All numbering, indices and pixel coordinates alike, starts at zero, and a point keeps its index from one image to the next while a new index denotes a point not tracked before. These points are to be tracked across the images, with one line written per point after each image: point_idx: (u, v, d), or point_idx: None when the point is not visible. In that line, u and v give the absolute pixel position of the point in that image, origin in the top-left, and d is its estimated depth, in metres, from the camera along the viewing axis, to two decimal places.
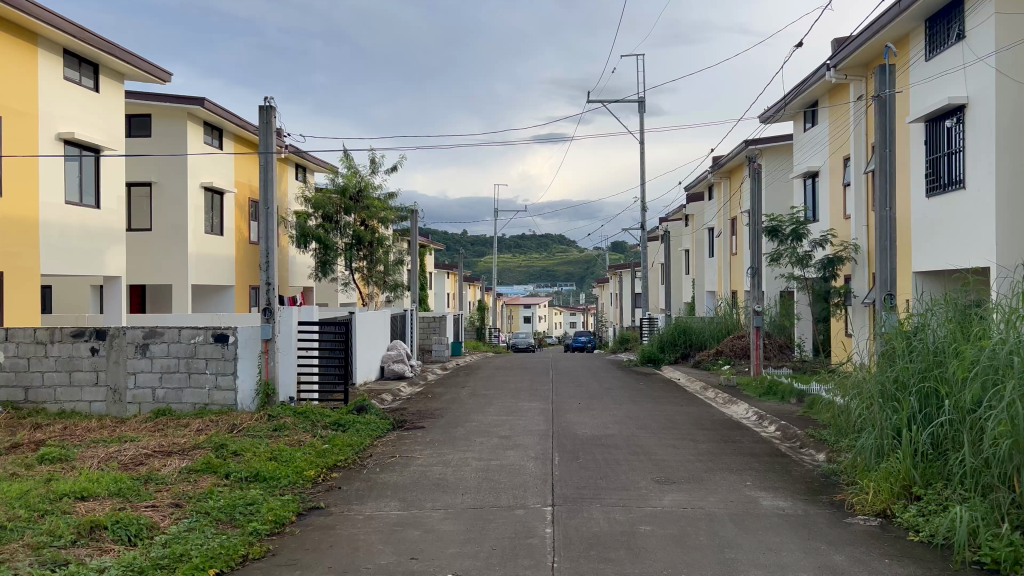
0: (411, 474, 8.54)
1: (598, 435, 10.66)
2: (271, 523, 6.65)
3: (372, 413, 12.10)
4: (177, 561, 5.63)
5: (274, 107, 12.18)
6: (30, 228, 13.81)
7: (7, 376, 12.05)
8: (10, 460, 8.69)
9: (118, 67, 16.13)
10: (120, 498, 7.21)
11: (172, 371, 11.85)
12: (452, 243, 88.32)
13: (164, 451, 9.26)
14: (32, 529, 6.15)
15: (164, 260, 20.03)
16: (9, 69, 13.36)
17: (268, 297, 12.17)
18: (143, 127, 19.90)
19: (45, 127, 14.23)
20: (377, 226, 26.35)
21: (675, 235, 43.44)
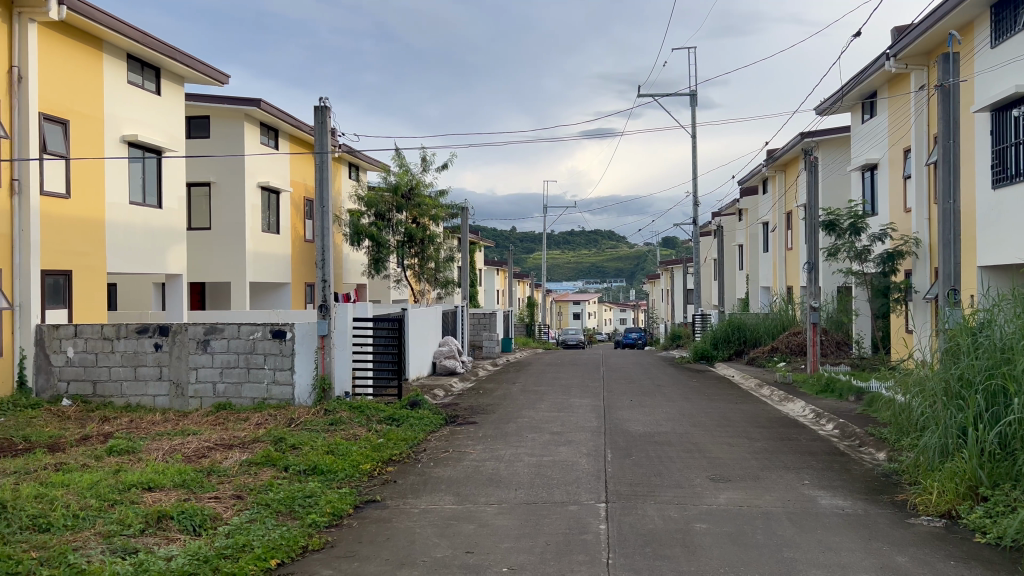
0: (464, 470, 8.60)
1: (651, 432, 10.59)
2: (330, 515, 6.79)
3: (425, 408, 12.22)
4: (241, 551, 5.78)
5: (329, 107, 12.38)
6: (96, 229, 14.29)
7: (77, 370, 12.55)
8: (81, 451, 9.03)
9: (178, 70, 16.55)
10: (185, 489, 7.44)
11: (232, 367, 12.14)
12: (500, 240, 88.41)
13: (225, 444, 9.50)
14: (103, 518, 6.39)
15: (224, 258, 20.53)
16: (77, 74, 13.86)
17: (325, 293, 12.37)
18: (203, 129, 20.42)
19: (110, 130, 14.72)
20: (428, 223, 26.58)
21: (729, 230, 42.77)
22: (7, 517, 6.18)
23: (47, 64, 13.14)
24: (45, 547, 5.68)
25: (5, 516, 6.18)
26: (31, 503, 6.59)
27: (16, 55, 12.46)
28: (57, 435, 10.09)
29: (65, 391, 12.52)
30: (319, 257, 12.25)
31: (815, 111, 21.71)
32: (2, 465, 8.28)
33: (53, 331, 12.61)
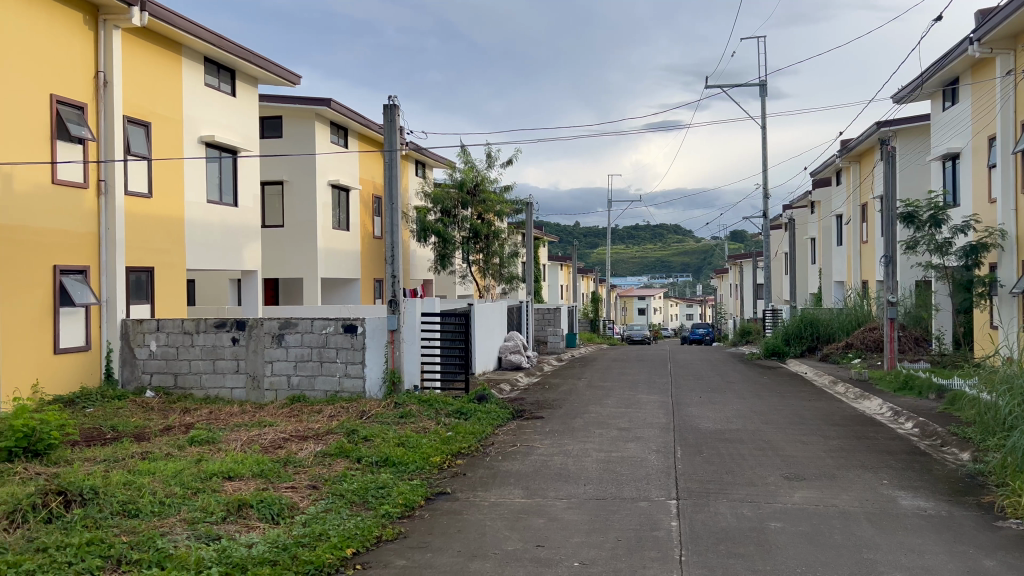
0: (532, 464, 8.63)
1: (721, 429, 10.43)
2: (402, 506, 6.91)
3: (492, 402, 12.28)
4: (318, 539, 5.93)
5: (398, 106, 12.56)
6: (176, 227, 14.81)
7: (159, 363, 13.09)
8: (165, 441, 9.39)
9: (252, 72, 17.00)
10: (263, 478, 7.67)
11: (306, 360, 12.44)
12: (564, 236, 88.22)
13: (300, 436, 9.75)
14: (187, 505, 6.64)
15: (296, 255, 21.06)
16: (158, 78, 14.37)
17: (395, 289, 12.54)
18: (275, 129, 20.96)
19: (189, 131, 15.24)
20: (494, 219, 26.65)
21: (800, 224, 41.73)
22: (99, 502, 6.49)
23: (130, 68, 13.66)
24: (134, 532, 5.94)
25: (97, 501, 6.49)
26: (120, 489, 6.92)
27: (101, 60, 13.00)
28: (142, 425, 10.53)
29: (149, 382, 13.10)
30: (389, 254, 12.41)
31: (891, 100, 20.98)
32: (94, 452, 8.70)
33: (137, 326, 13.18)
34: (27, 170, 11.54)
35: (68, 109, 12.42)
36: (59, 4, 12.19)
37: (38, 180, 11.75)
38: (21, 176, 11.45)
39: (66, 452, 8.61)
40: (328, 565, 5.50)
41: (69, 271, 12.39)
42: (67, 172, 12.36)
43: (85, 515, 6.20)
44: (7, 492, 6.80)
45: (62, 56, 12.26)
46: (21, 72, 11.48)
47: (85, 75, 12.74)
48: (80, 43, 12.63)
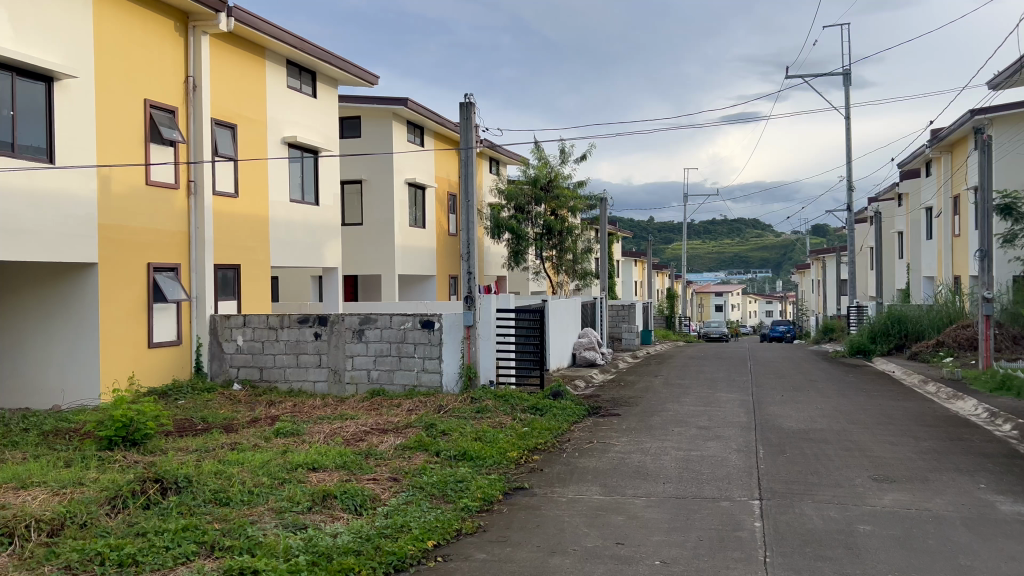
0: (610, 461, 8.58)
1: (805, 428, 10.15)
2: (481, 501, 6.97)
3: (568, 398, 12.22)
4: (399, 531, 6.04)
5: (474, 103, 12.67)
6: (261, 225, 15.28)
7: (245, 357, 13.56)
8: (252, 433, 9.72)
9: (332, 74, 17.38)
10: (346, 470, 7.85)
11: (385, 355, 12.68)
12: (639, 232, 87.31)
13: (380, 429, 9.94)
14: (275, 495, 6.86)
15: (375, 252, 21.48)
16: (244, 81, 14.86)
17: (471, 285, 12.60)
18: (354, 129, 21.41)
19: (273, 132, 15.71)
20: (567, 215, 26.56)
21: (887, 217, 40.23)
22: (192, 490, 6.76)
23: (218, 73, 14.17)
24: (226, 519, 6.17)
25: (191, 489, 6.76)
26: (212, 478, 7.20)
27: (191, 65, 13.52)
28: (230, 417, 10.93)
29: (236, 375, 13.60)
30: (464, 250, 12.50)
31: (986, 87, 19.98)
32: (186, 443, 9.08)
33: (225, 321, 13.68)
34: (123, 172, 12.10)
35: (160, 113, 12.97)
36: (151, 13, 12.74)
37: (133, 182, 12.31)
38: (118, 178, 12.02)
39: (160, 442, 9.01)
40: (410, 557, 5.59)
41: (162, 269, 12.94)
42: (160, 174, 12.91)
43: (180, 503, 6.48)
44: (108, 478, 7.17)
45: (155, 62, 12.80)
46: (118, 78, 12.04)
47: (175, 79, 13.28)
48: (171, 50, 13.17)
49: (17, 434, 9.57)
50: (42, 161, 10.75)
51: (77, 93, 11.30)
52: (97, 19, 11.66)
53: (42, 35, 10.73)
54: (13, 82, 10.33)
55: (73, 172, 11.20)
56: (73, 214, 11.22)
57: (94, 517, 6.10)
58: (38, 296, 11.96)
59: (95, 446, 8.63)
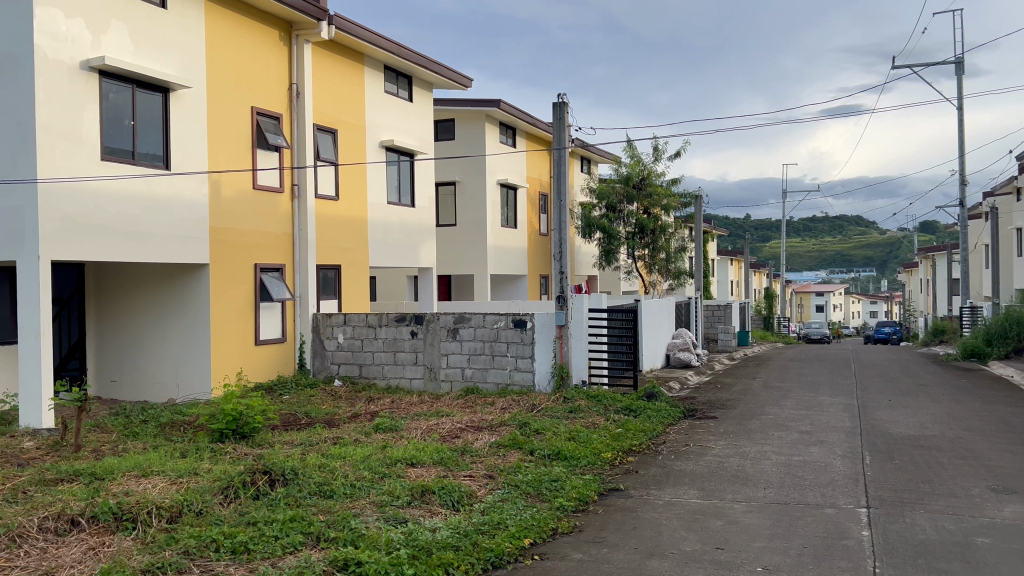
0: (707, 464, 8.42)
1: (915, 435, 9.69)
2: (576, 500, 6.97)
3: (662, 400, 12.05)
4: (496, 528, 6.12)
5: (568, 102, 12.64)
6: (360, 226, 15.72)
7: (345, 354, 13.98)
8: (353, 428, 10.03)
9: (428, 77, 17.70)
10: (443, 466, 7.99)
11: (479, 354, 12.82)
12: (734, 230, 85.30)
13: (475, 426, 10.08)
14: (375, 489, 7.05)
15: (468, 252, 21.78)
16: (344, 87, 15.31)
17: (562, 284, 12.55)
18: (448, 131, 21.76)
19: (371, 136, 16.13)
20: (660, 213, 26.22)
21: (1004, 213, 37.87)
22: (298, 482, 7.03)
23: (319, 80, 14.67)
24: (330, 511, 6.39)
25: (298, 481, 7.03)
26: (316, 471, 7.47)
27: (294, 73, 14.03)
28: (332, 412, 11.30)
29: (337, 372, 14.03)
30: (556, 249, 12.50)
31: None
32: (291, 436, 9.44)
33: (326, 319, 14.14)
34: (232, 177, 12.70)
35: (266, 120, 13.53)
36: (257, 24, 13.30)
37: (242, 186, 12.90)
38: (227, 183, 12.61)
39: (268, 435, 9.40)
40: (507, 554, 5.64)
41: (269, 269, 13.52)
42: (266, 179, 13.47)
43: (288, 494, 6.76)
44: (220, 469, 7.53)
45: (261, 71, 13.36)
46: (227, 87, 12.64)
47: (280, 87, 13.82)
48: (277, 59, 13.71)
49: (138, 425, 10.17)
50: (159, 167, 11.38)
51: (191, 102, 11.90)
52: (209, 32, 12.26)
53: (158, 49, 11.35)
54: (133, 93, 10.97)
55: (187, 178, 11.81)
56: (187, 217, 11.84)
57: (208, 506, 6.43)
58: (156, 295, 12.68)
59: (208, 439, 9.09)
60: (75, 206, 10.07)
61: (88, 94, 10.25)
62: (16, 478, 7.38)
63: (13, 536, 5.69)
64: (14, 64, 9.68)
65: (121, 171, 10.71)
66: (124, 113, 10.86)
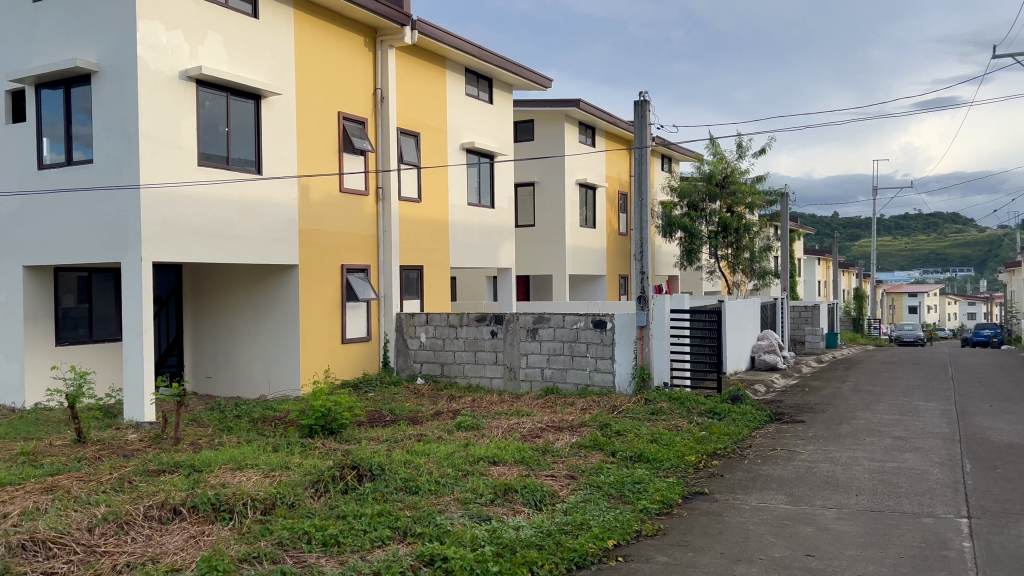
0: (795, 469, 8.21)
1: (1019, 443, 9.20)
2: (659, 503, 6.90)
3: (748, 403, 11.80)
4: (579, 528, 6.12)
5: (648, 101, 12.50)
6: (442, 228, 15.95)
7: (427, 352, 14.21)
8: (435, 426, 10.20)
9: (508, 79, 17.81)
10: (525, 465, 8.04)
11: (558, 354, 12.82)
12: (821, 228, 82.71)
13: (556, 426, 10.09)
14: (459, 486, 7.16)
15: (548, 252, 21.81)
16: (426, 90, 15.56)
17: (642, 285, 12.33)
18: (528, 132, 21.85)
19: (453, 138, 16.35)
20: (744, 212, 25.71)
21: None
22: (385, 477, 7.20)
23: (403, 84, 14.95)
24: (416, 507, 6.52)
25: (384, 477, 7.19)
26: (402, 467, 7.63)
27: (379, 78, 14.33)
28: (415, 410, 11.51)
29: (419, 370, 14.27)
30: (636, 249, 12.33)
31: None
32: (376, 433, 9.65)
33: (410, 319, 14.41)
34: (320, 180, 13.09)
35: (352, 124, 13.88)
36: (343, 30, 13.65)
37: (329, 189, 13.28)
38: (315, 186, 13.00)
39: (355, 431, 9.64)
40: (591, 555, 5.64)
41: (354, 270, 13.88)
42: (352, 182, 13.82)
43: (375, 489, 6.92)
44: (310, 463, 7.77)
45: (347, 76, 13.70)
46: (315, 93, 13.01)
47: (365, 92, 14.15)
48: (362, 64, 14.04)
49: (232, 420, 10.60)
50: (251, 171, 11.82)
51: (281, 108, 12.32)
52: (297, 40, 12.65)
53: (251, 57, 11.79)
54: (227, 101, 11.42)
55: (277, 182, 12.24)
56: (278, 220, 12.26)
57: (300, 499, 6.65)
58: (249, 294, 13.18)
59: (299, 434, 9.41)
60: (174, 211, 10.56)
61: (186, 102, 10.73)
62: (123, 468, 7.80)
63: (121, 523, 6.01)
64: (119, 76, 10.21)
65: (216, 176, 11.17)
66: (219, 120, 11.32)
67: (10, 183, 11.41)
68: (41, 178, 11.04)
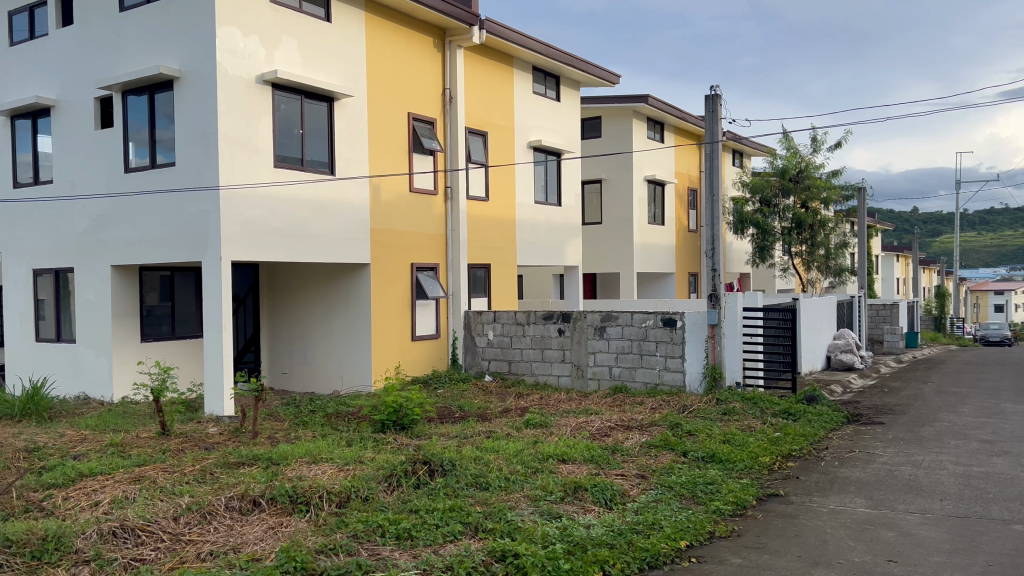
0: (875, 473, 7.95)
1: None
2: (733, 504, 6.77)
3: (823, 404, 11.47)
4: (651, 528, 6.06)
5: (720, 94, 12.30)
6: (510, 226, 16.01)
7: (495, 350, 14.29)
8: (504, 423, 10.23)
9: (576, 76, 17.75)
10: (594, 464, 8.00)
11: (627, 352, 12.72)
12: (900, 224, 79.81)
13: (625, 425, 10.02)
14: (529, 483, 7.17)
15: (615, 250, 21.66)
16: (495, 89, 15.64)
17: (713, 283, 12.10)
18: (595, 129, 21.75)
19: (521, 136, 16.39)
20: (819, 208, 24.92)
21: None
22: (456, 473, 7.26)
23: (471, 84, 15.07)
24: (487, 503, 6.57)
25: (455, 472, 7.25)
26: (472, 464, 7.68)
27: (447, 78, 14.47)
28: (484, 406, 11.60)
29: (487, 368, 14.36)
30: (708, 246, 12.18)
31: None
32: (447, 429, 9.76)
33: (478, 316, 14.51)
34: (390, 181, 13.30)
35: (421, 125, 14.06)
36: (413, 32, 13.84)
37: (399, 189, 13.48)
38: (386, 186, 13.22)
39: (425, 427, 9.76)
40: (663, 555, 5.58)
41: (424, 268, 14.06)
42: (421, 181, 14.00)
43: (446, 484, 6.99)
44: (383, 458, 7.91)
45: (416, 77, 13.87)
46: (386, 94, 13.23)
47: (434, 92, 14.29)
48: (431, 64, 14.21)
49: (307, 415, 10.86)
50: (324, 173, 12.08)
51: (353, 110, 12.55)
52: (369, 42, 12.88)
53: (324, 61, 12.05)
54: (302, 104, 11.71)
55: (350, 182, 12.48)
56: (351, 220, 12.52)
57: (374, 492, 6.77)
58: (321, 292, 13.50)
59: (372, 429, 9.59)
60: (252, 211, 10.88)
61: (263, 106, 11.05)
62: (204, 460, 8.07)
63: (204, 513, 6.23)
64: (200, 81, 10.57)
65: (291, 177, 11.46)
66: (294, 123, 11.63)
67: (99, 187, 11.95)
68: (128, 181, 11.53)
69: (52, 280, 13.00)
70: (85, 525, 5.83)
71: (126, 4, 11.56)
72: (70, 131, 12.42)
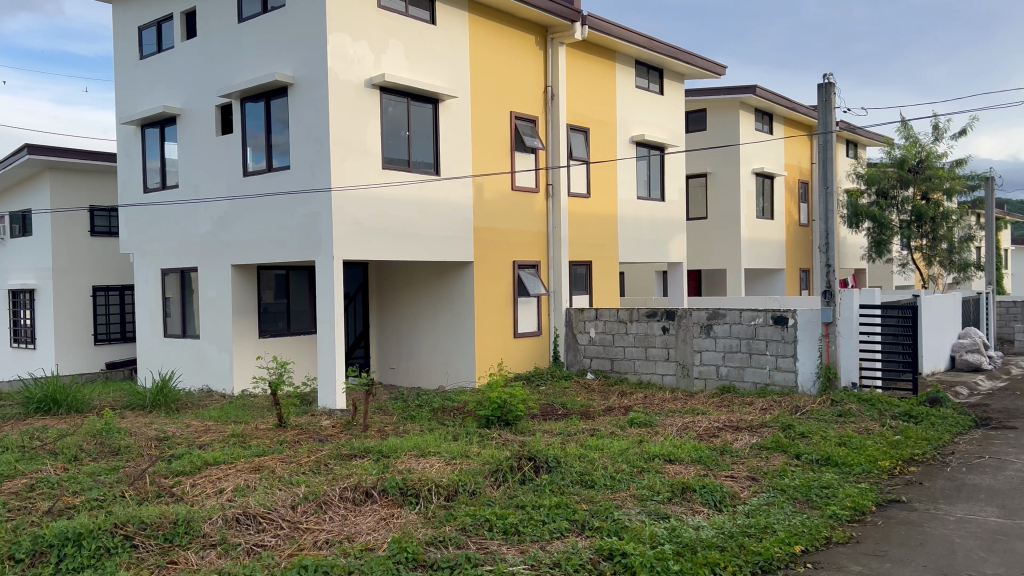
0: (1008, 481, 7.45)
1: None
2: (851, 510, 6.50)
3: (948, 407, 10.84)
4: (764, 532, 5.88)
5: (835, 83, 11.79)
6: (612, 223, 15.89)
7: (597, 348, 14.21)
8: (608, 421, 10.16)
9: (680, 69, 17.42)
10: (703, 465, 7.84)
11: (735, 351, 12.41)
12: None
13: (733, 426, 9.78)
14: (636, 482, 7.10)
15: (721, 246, 21.16)
16: (597, 84, 15.56)
17: (827, 278, 11.39)
18: (700, 122, 21.32)
19: (623, 132, 16.24)
20: (942, 199, 23.68)
21: None
22: (561, 470, 7.27)
23: (574, 81, 15.05)
24: (593, 501, 6.55)
25: (560, 469, 7.27)
26: (577, 461, 7.67)
27: (549, 76, 14.49)
28: (587, 404, 11.57)
29: (590, 365, 14.27)
30: (821, 240, 11.56)
31: None
32: (551, 426, 9.78)
33: (579, 314, 14.46)
34: (493, 180, 13.44)
35: (523, 124, 14.15)
36: (516, 31, 13.93)
37: (502, 187, 13.61)
38: (489, 185, 13.37)
39: (530, 424, 9.80)
40: (776, 559, 5.42)
41: (526, 266, 14.17)
42: (524, 179, 14.10)
43: (552, 481, 7.01)
44: (489, 453, 8.01)
45: (519, 76, 13.96)
46: (489, 94, 13.37)
47: (536, 90, 14.34)
48: (533, 62, 14.27)
49: (414, 409, 11.11)
50: (430, 173, 12.32)
51: (457, 110, 12.75)
52: (472, 43, 13.06)
53: (429, 63, 12.29)
54: (408, 106, 11.99)
55: (454, 182, 12.69)
56: (455, 218, 12.73)
57: (481, 487, 6.86)
58: (426, 289, 13.79)
59: (477, 425, 9.72)
60: (362, 212, 11.22)
61: (371, 109, 11.38)
62: (319, 452, 8.39)
63: (320, 502, 6.48)
64: (313, 87, 10.98)
65: (399, 178, 11.75)
66: (400, 125, 11.92)
67: (220, 190, 12.60)
68: (246, 185, 12.11)
69: (178, 279, 13.82)
70: (212, 511, 6.16)
71: (245, 16, 12.14)
72: (194, 138, 13.15)
